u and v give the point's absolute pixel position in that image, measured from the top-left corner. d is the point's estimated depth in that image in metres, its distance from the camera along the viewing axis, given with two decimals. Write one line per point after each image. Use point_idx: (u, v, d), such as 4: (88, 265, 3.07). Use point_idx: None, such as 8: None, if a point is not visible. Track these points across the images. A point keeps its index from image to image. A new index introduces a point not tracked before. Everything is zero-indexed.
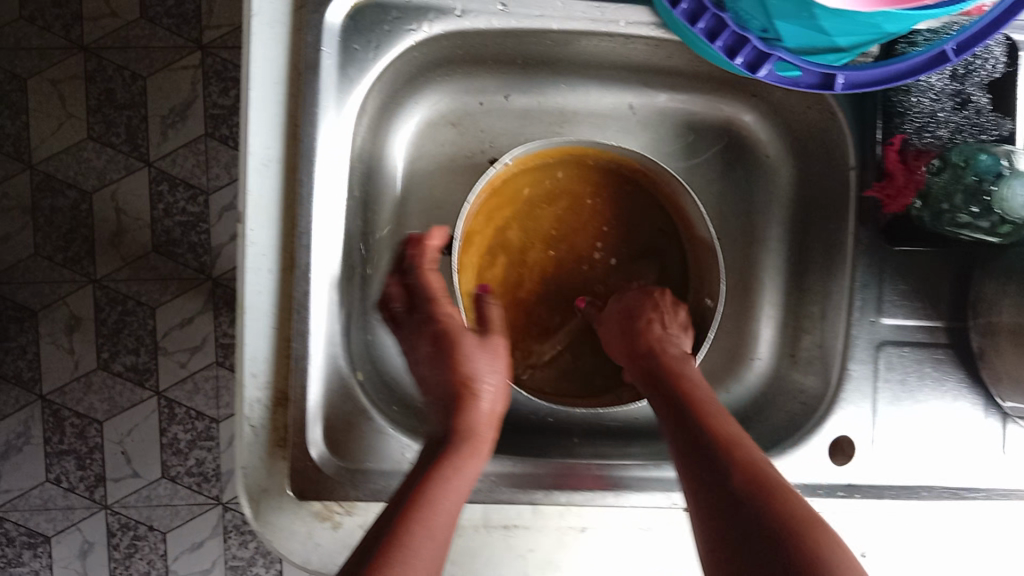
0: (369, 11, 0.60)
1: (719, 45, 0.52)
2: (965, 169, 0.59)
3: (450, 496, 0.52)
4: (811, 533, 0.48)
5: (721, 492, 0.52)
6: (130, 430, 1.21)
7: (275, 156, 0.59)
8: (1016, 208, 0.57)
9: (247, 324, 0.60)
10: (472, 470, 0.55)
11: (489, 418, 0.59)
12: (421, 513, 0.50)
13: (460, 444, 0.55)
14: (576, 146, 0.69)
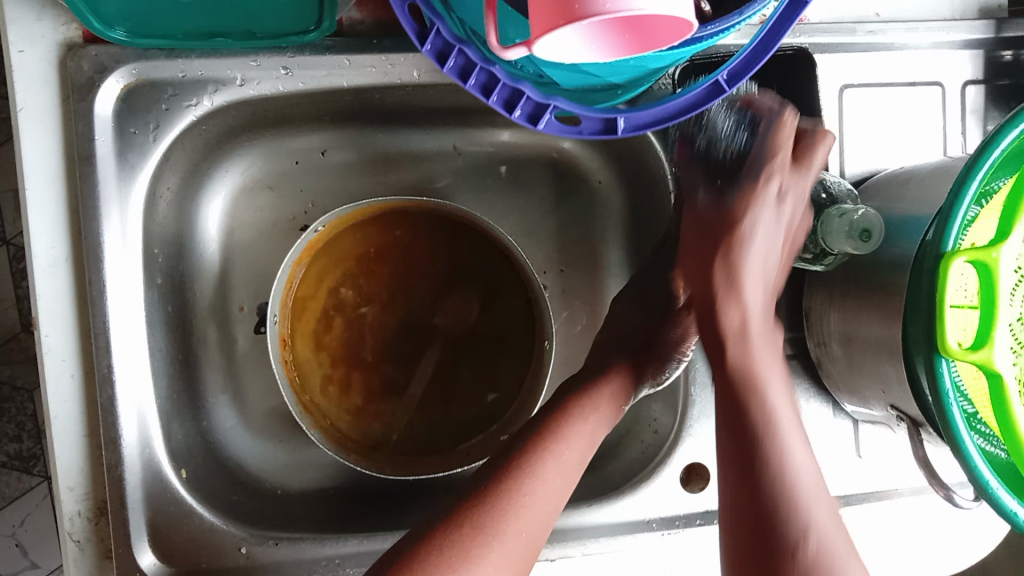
0: (141, 90, 0.57)
1: (494, 100, 0.50)
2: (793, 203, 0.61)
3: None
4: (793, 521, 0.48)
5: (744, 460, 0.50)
6: (25, 520, 1.16)
7: (61, 257, 0.57)
8: (833, 238, 0.56)
9: (54, 435, 0.58)
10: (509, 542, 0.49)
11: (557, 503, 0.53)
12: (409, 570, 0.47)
13: (553, 464, 0.54)
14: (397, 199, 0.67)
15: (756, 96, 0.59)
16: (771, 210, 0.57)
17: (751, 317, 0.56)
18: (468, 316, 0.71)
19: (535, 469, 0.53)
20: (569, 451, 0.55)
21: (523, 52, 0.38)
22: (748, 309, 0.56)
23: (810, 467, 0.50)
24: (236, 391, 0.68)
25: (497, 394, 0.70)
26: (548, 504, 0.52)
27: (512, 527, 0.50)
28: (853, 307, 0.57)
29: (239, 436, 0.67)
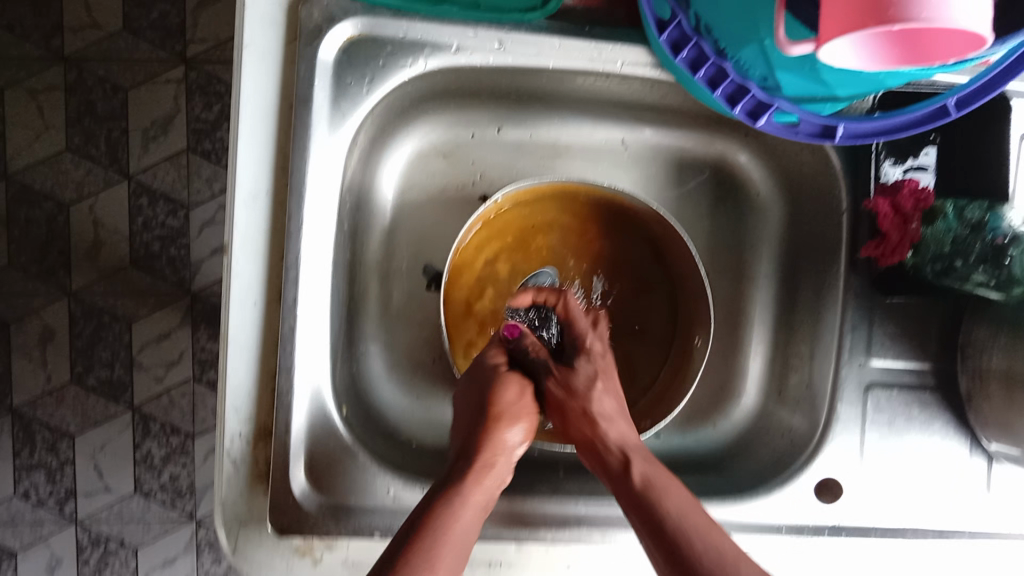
0: (363, 43, 0.59)
1: (719, 93, 0.52)
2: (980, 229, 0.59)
3: (450, 534, 0.48)
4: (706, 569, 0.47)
5: (627, 503, 0.53)
6: (104, 446, 1.17)
7: (262, 188, 0.59)
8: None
9: (230, 357, 0.60)
10: (462, 523, 0.50)
11: (510, 449, 0.56)
12: (428, 545, 0.47)
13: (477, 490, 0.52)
14: (570, 183, 0.69)
15: (915, 186, 0.61)
16: (605, 395, 0.58)
17: (603, 396, 0.58)
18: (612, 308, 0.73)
19: (445, 513, 0.49)
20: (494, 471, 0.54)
21: (809, 49, 0.40)
22: (605, 408, 0.57)
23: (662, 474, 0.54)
24: (384, 342, 0.70)
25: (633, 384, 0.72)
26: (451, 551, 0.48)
27: (453, 538, 0.49)
28: (1021, 345, 0.58)
29: (386, 386, 0.69)
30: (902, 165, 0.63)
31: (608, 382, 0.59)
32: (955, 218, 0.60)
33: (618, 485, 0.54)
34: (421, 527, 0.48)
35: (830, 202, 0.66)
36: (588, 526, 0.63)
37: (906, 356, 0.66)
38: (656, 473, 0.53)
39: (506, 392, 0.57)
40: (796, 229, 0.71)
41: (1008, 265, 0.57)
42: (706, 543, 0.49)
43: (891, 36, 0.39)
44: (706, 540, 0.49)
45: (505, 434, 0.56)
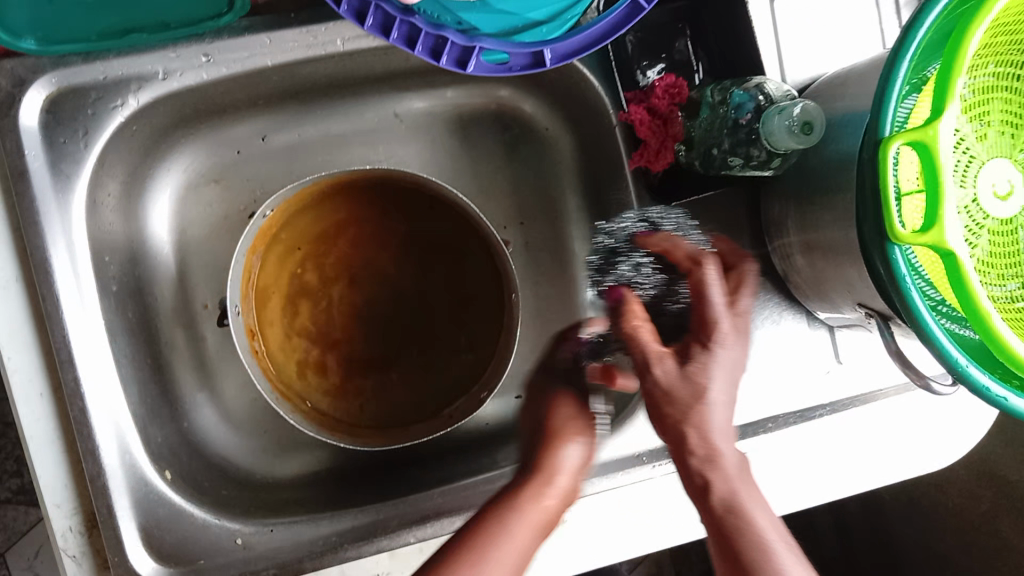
0: (64, 98, 0.56)
1: (419, 50, 0.49)
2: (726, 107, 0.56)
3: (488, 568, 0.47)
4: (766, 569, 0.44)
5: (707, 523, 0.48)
6: (37, 554, 1.17)
7: (11, 277, 0.56)
8: (774, 138, 0.52)
9: (35, 455, 0.57)
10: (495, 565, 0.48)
11: (575, 467, 0.55)
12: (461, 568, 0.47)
13: (524, 523, 0.51)
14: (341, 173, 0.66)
15: (669, 81, 0.60)
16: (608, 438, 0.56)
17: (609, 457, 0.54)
18: (431, 283, 0.70)
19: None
20: (553, 500, 0.53)
21: None
22: (660, 372, 0.50)
23: (755, 491, 0.48)
24: (211, 391, 0.67)
25: (472, 354, 0.70)
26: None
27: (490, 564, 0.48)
28: (808, 213, 0.56)
29: (222, 432, 0.67)
30: (658, 65, 0.64)
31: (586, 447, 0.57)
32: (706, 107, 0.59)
33: (706, 517, 0.48)
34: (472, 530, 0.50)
35: (602, 121, 0.65)
36: (451, 517, 0.60)
37: None
38: (739, 490, 0.48)
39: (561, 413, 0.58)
40: (588, 155, 0.69)
41: (756, 140, 0.54)
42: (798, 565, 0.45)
43: None
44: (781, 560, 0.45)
45: (561, 448, 0.56)
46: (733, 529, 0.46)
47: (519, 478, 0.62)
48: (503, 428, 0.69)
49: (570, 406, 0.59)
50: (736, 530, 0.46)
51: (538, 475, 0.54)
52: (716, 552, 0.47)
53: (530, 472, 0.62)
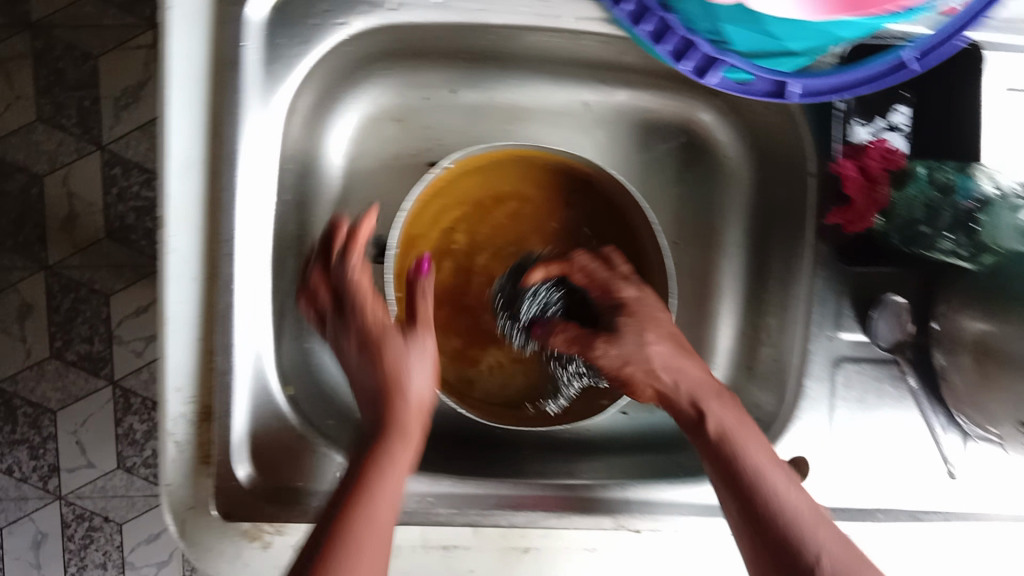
0: (295, 1, 0.56)
1: (665, 49, 0.48)
2: (948, 188, 0.57)
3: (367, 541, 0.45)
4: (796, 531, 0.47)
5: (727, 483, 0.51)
6: (85, 420, 1.21)
7: (195, 157, 0.56)
8: (1007, 236, 0.54)
9: (170, 335, 0.57)
10: (381, 521, 0.46)
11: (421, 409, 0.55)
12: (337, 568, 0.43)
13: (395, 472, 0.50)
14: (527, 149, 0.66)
15: (885, 148, 0.59)
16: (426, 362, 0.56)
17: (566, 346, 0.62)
18: None
19: (365, 493, 0.48)
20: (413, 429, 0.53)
21: None
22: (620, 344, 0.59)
23: (762, 450, 0.52)
24: None
25: None
26: (392, 484, 0.49)
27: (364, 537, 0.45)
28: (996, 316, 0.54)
29: (336, 363, 0.67)
30: (869, 125, 0.60)
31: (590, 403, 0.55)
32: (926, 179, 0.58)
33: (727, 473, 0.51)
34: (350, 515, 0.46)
35: (796, 167, 0.63)
36: (545, 512, 0.60)
37: (877, 327, 0.62)
38: (760, 457, 0.51)
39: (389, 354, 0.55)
40: (766, 197, 0.68)
41: (978, 230, 0.56)
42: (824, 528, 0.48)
43: None
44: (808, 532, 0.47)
45: (390, 355, 0.55)
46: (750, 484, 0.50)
47: (619, 494, 0.62)
48: (608, 439, 0.70)
49: (402, 345, 0.56)
50: (762, 491, 0.49)
51: (392, 433, 0.52)
52: (733, 507, 0.51)
53: (632, 492, 0.62)
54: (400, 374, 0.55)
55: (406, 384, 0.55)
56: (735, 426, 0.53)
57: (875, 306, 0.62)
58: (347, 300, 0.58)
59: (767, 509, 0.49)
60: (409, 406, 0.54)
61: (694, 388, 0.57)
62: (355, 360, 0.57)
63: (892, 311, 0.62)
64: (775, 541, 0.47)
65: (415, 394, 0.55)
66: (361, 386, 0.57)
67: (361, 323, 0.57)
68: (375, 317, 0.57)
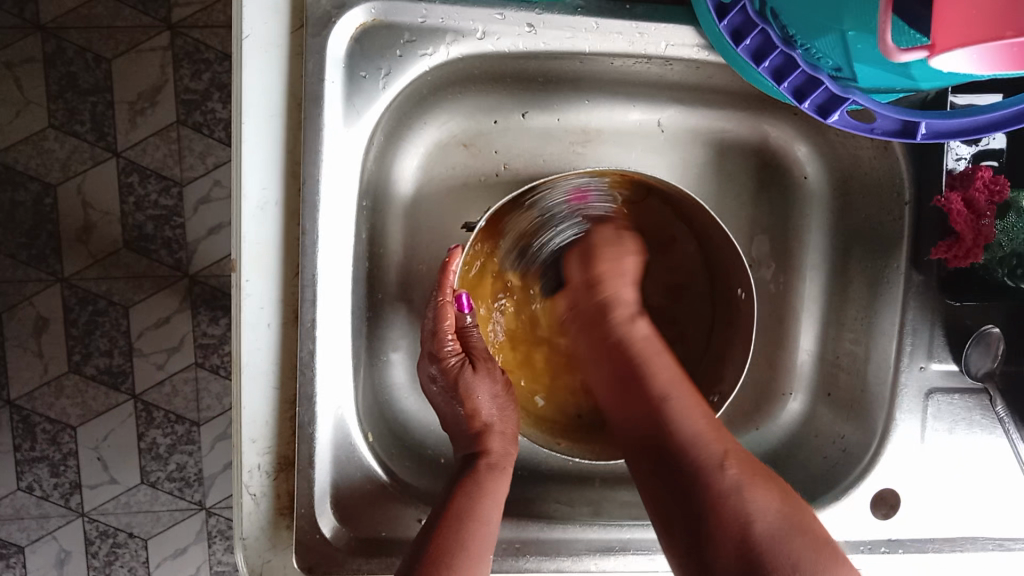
0: (378, 31, 0.53)
1: (787, 87, 0.46)
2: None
3: None
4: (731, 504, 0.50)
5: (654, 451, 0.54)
6: (107, 436, 1.08)
7: (271, 198, 0.53)
8: None
9: (245, 384, 0.55)
10: None
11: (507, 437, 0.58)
12: None
13: (484, 530, 0.51)
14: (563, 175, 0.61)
15: (989, 176, 0.56)
16: (493, 396, 0.59)
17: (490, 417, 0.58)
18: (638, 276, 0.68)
19: (460, 532, 0.50)
20: (489, 508, 0.53)
21: (921, 56, 0.37)
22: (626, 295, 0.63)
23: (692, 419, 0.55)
24: (408, 350, 0.66)
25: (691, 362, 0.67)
26: (488, 526, 0.51)
27: None
28: None
29: (407, 397, 0.65)
30: (971, 147, 0.59)
31: (484, 384, 0.58)
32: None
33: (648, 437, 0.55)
34: (431, 571, 0.47)
35: (890, 192, 0.61)
36: (635, 555, 0.58)
37: (962, 357, 0.60)
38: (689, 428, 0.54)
39: (481, 397, 0.58)
40: (849, 220, 0.66)
41: None
42: (752, 488, 0.51)
43: (1009, 49, 0.36)
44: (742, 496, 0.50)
45: (474, 405, 0.57)
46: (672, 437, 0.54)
47: None
48: None
49: (483, 389, 0.58)
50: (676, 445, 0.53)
51: (463, 492, 0.53)
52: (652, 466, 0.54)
53: None
54: (483, 422, 0.58)
55: (494, 441, 0.57)
56: (656, 377, 0.57)
57: (972, 337, 0.60)
58: (441, 368, 0.57)
59: (698, 461, 0.52)
60: (504, 443, 0.58)
61: (642, 348, 0.60)
62: (444, 403, 0.58)
63: (987, 342, 0.60)
64: (698, 497, 0.51)
65: (503, 431, 0.58)
66: (456, 429, 0.59)
67: (438, 367, 0.57)
68: (451, 361, 0.57)
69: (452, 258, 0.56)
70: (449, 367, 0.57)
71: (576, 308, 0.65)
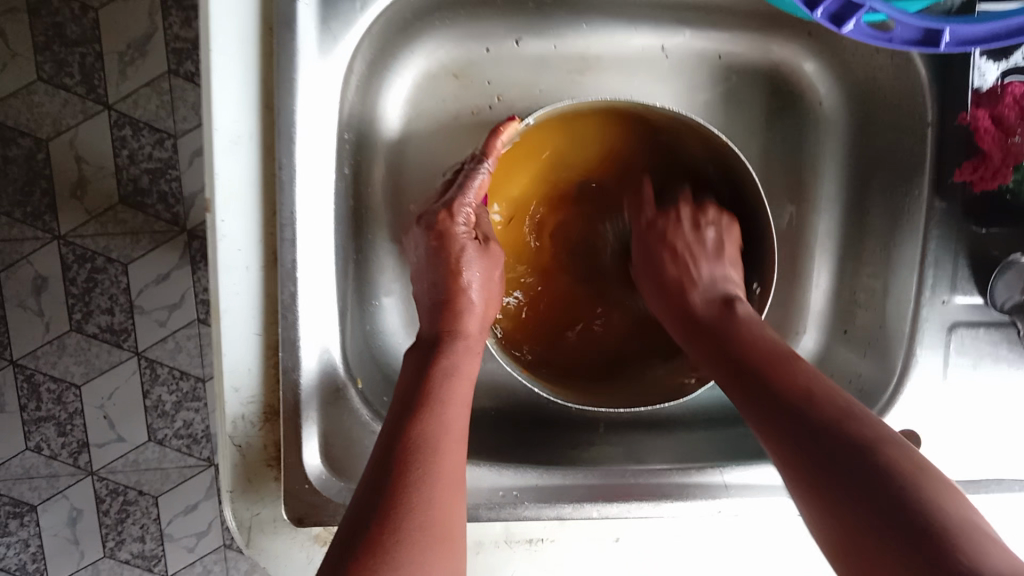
0: None
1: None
2: None
3: (428, 468, 0.43)
4: (853, 438, 0.39)
5: (749, 369, 0.47)
6: (113, 393, 1.06)
7: (245, 131, 0.50)
8: None
9: (225, 330, 0.52)
10: (452, 473, 0.44)
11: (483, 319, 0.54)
12: (397, 492, 0.41)
13: (455, 411, 0.47)
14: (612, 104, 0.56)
15: (1020, 92, 0.54)
16: (485, 280, 0.54)
17: (473, 292, 0.53)
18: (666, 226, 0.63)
19: (436, 416, 0.46)
20: (461, 390, 0.48)
21: None
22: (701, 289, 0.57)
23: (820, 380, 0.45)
24: (401, 295, 0.63)
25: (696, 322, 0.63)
26: (458, 409, 0.47)
27: (417, 479, 0.42)
28: None
29: (400, 340, 0.62)
30: (1000, 67, 0.55)
31: (479, 262, 0.54)
32: None
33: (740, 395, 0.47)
34: (404, 443, 0.44)
35: (911, 111, 0.57)
36: (641, 501, 0.55)
37: (989, 287, 0.56)
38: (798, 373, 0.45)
39: (473, 270, 0.54)
40: (866, 147, 0.62)
41: None
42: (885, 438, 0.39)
43: None
44: (884, 443, 0.39)
45: (467, 276, 0.53)
46: (758, 368, 0.47)
47: (718, 480, 0.57)
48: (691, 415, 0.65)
49: (475, 257, 0.54)
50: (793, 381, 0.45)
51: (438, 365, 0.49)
52: (756, 409, 0.45)
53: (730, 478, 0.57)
54: (468, 300, 0.53)
55: (468, 319, 0.53)
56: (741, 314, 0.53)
57: (999, 266, 0.56)
58: (446, 232, 0.54)
59: (837, 415, 0.41)
60: (480, 325, 0.53)
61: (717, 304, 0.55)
62: (430, 271, 0.54)
63: (1018, 270, 0.56)
64: (827, 433, 0.40)
65: (482, 310, 0.54)
66: (430, 302, 0.54)
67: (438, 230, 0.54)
68: (450, 228, 0.54)
69: (504, 127, 0.54)
70: (452, 237, 0.54)
71: (662, 308, 0.58)
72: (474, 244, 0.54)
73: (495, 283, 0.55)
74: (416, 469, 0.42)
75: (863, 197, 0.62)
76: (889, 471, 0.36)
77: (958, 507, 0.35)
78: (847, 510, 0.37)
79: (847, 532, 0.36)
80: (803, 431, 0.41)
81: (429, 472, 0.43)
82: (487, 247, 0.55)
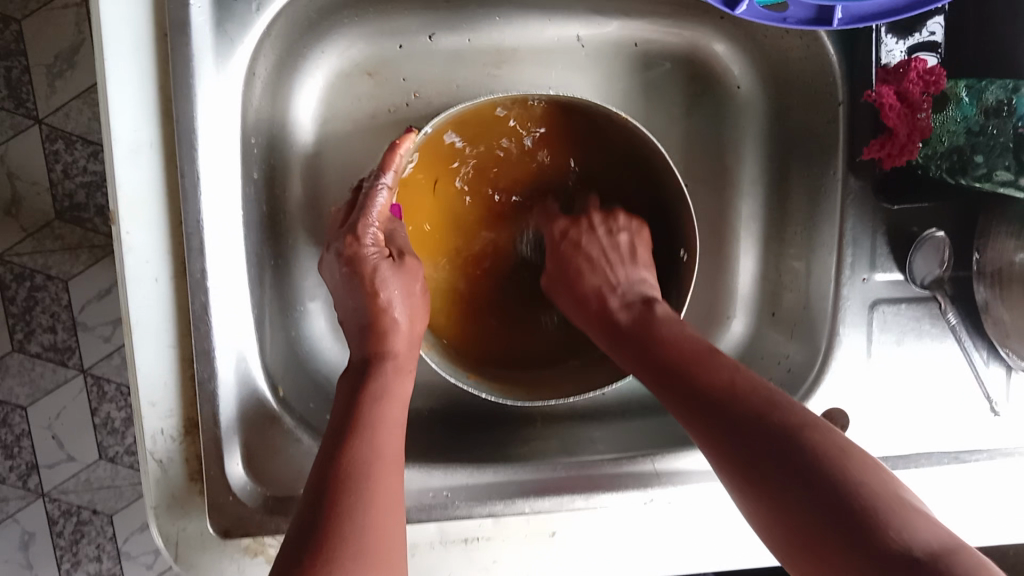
0: None
1: None
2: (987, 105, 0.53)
3: (359, 497, 0.42)
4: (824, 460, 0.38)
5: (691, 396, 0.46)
6: (60, 413, 1.03)
7: (146, 139, 0.49)
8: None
9: (137, 344, 0.50)
10: (386, 502, 0.43)
11: (412, 337, 0.53)
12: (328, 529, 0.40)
13: (388, 438, 0.46)
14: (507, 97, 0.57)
15: (924, 67, 0.53)
16: (405, 297, 0.54)
17: (395, 311, 0.53)
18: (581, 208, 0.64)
19: (364, 439, 0.45)
20: (391, 413, 0.48)
21: None
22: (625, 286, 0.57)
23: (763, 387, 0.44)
24: (327, 299, 0.62)
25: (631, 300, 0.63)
26: (390, 432, 0.46)
27: (347, 510, 0.41)
28: None
29: (327, 345, 0.62)
30: (906, 44, 0.55)
31: (396, 280, 0.53)
32: (971, 103, 0.53)
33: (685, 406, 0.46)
34: (332, 476, 0.43)
35: (824, 92, 0.57)
36: (572, 494, 0.55)
37: (906, 262, 0.57)
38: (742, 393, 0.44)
39: (390, 287, 0.53)
40: (784, 129, 0.62)
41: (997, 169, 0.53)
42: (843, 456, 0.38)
43: None
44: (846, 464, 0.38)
45: (384, 296, 0.53)
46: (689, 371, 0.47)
47: (647, 467, 0.57)
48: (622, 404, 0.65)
49: (391, 274, 0.53)
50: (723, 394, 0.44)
51: (365, 391, 0.48)
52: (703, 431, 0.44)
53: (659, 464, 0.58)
54: (390, 321, 0.52)
55: (396, 339, 0.52)
56: (669, 326, 0.52)
57: (915, 242, 0.57)
58: (356, 255, 0.53)
59: (812, 445, 0.39)
60: (409, 344, 0.52)
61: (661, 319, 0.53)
62: (349, 284, 0.54)
63: (934, 245, 0.57)
64: (792, 455, 0.39)
65: (408, 328, 0.53)
66: (358, 326, 0.53)
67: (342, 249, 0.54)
68: (356, 251, 0.53)
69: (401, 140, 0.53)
70: (363, 260, 0.53)
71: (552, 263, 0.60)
72: (389, 264, 0.53)
73: (417, 297, 0.55)
74: (346, 499, 0.41)
75: (784, 179, 0.63)
76: (859, 504, 0.35)
77: (916, 524, 0.34)
78: (808, 519, 0.36)
79: (797, 532, 0.37)
80: (765, 459, 0.40)
81: (359, 501, 0.42)
82: (402, 263, 0.54)
